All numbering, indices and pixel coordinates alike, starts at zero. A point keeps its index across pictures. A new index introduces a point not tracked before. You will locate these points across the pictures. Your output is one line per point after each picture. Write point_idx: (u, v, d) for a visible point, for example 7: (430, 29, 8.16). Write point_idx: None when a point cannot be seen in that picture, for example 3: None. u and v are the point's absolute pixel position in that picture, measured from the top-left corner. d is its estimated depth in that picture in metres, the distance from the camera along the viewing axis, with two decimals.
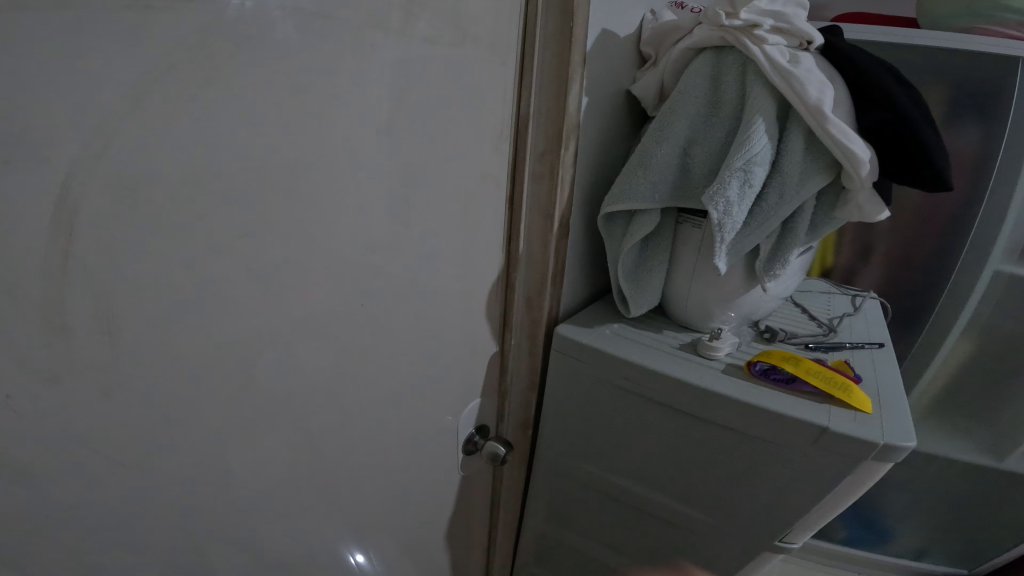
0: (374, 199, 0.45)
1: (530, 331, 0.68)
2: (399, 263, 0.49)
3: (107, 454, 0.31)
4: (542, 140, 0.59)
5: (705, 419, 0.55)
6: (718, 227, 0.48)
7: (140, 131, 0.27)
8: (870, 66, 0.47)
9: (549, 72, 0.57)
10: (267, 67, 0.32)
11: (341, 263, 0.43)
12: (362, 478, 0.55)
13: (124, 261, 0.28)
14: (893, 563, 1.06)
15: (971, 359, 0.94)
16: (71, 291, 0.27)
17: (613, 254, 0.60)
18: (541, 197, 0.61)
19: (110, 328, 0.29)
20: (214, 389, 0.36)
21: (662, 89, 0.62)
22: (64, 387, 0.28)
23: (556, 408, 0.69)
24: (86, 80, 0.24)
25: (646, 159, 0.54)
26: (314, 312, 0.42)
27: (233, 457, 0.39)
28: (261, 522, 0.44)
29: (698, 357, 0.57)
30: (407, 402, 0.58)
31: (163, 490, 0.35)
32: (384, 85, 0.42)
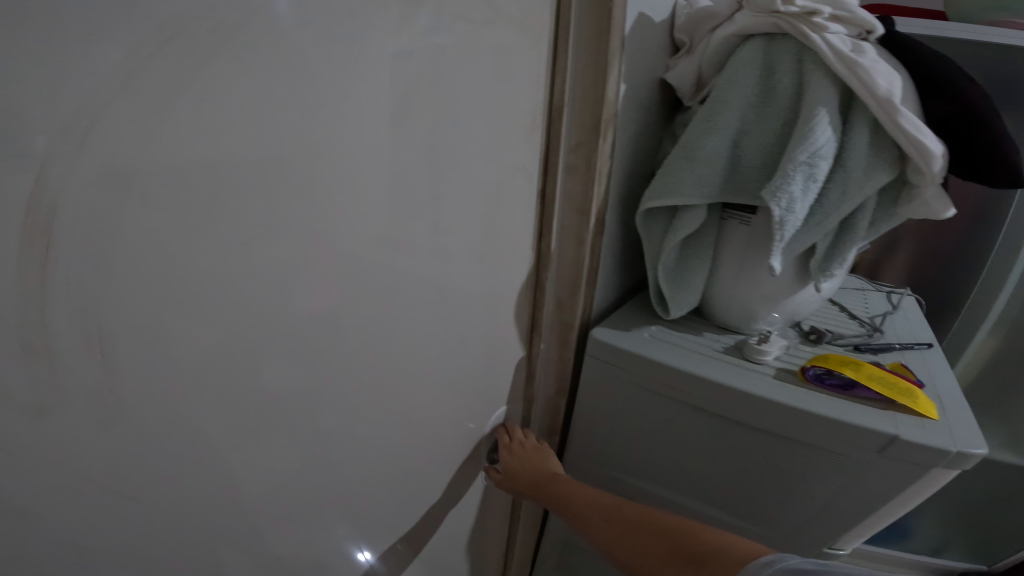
0: (404, 194, 0.41)
1: (561, 334, 0.64)
2: (425, 263, 0.45)
3: (98, 487, 0.27)
4: (576, 131, 0.55)
5: (757, 427, 0.53)
6: (779, 225, 0.45)
7: (133, 114, 0.23)
8: (928, 57, 0.45)
9: (584, 58, 0.52)
10: (280, 42, 0.28)
11: (365, 264, 0.39)
12: (384, 490, 0.51)
13: (117, 267, 0.24)
14: (913, 560, 1.08)
15: (997, 355, 0.96)
16: (53, 305, 0.23)
17: (652, 253, 0.57)
18: (575, 192, 0.57)
19: (101, 345, 0.25)
20: (226, 410, 0.32)
21: (700, 76, 0.58)
22: (49, 418, 0.24)
23: (589, 414, 0.66)
24: (67, 51, 0.20)
25: (693, 150, 0.50)
26: (337, 317, 0.38)
27: (247, 477, 0.36)
28: (281, 545, 0.41)
29: (745, 361, 0.56)
30: (433, 412, 0.54)
31: (170, 521, 0.31)
32: (411, 65, 0.37)
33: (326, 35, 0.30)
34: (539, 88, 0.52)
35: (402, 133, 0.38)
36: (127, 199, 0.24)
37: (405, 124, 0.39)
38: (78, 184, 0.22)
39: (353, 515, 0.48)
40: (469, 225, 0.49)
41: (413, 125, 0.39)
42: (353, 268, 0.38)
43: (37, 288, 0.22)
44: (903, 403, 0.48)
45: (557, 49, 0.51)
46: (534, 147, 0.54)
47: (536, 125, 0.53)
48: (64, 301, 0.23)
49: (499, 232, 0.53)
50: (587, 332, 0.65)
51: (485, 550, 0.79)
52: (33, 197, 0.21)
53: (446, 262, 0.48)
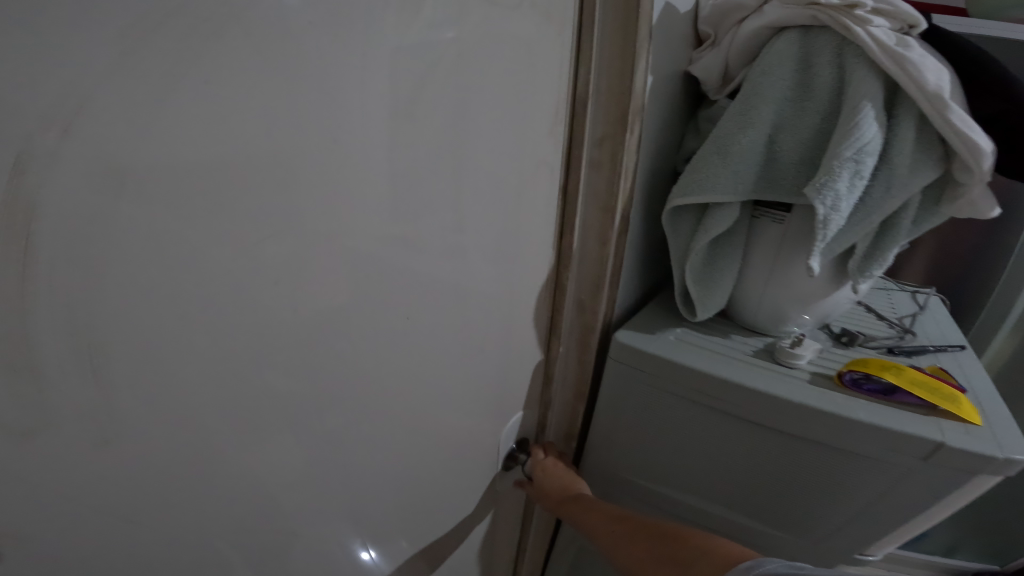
0: (431, 190, 0.38)
1: (581, 338, 0.62)
2: (445, 261, 0.42)
3: (90, 528, 0.23)
4: (601, 124, 0.52)
5: (794, 435, 0.52)
6: (823, 224, 0.43)
7: (127, 95, 0.19)
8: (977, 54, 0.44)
9: (611, 48, 0.49)
10: (292, 18, 0.24)
11: (387, 262, 0.36)
12: (402, 503, 0.48)
13: (114, 276, 0.21)
14: (925, 560, 1.10)
15: (1013, 356, 0.96)
16: (39, 321, 0.19)
17: (679, 253, 0.54)
18: (600, 188, 0.54)
19: (96, 366, 0.21)
20: (239, 428, 0.29)
21: (727, 70, 0.55)
22: (37, 454, 0.20)
23: (612, 418, 0.64)
24: (50, 22, 0.17)
25: (728, 146, 0.47)
26: (352, 321, 0.35)
27: (255, 501, 0.32)
28: (303, 567, 0.38)
29: (778, 366, 0.54)
30: (454, 422, 0.52)
31: (183, 552, 0.28)
32: (437, 50, 0.34)
33: (344, 12, 0.27)
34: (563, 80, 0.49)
35: (424, 123, 0.35)
36: (123, 196, 0.20)
37: (426, 114, 0.35)
38: (67, 180, 0.18)
39: (368, 529, 0.45)
40: (490, 224, 0.46)
41: (434, 115, 0.36)
42: (370, 269, 0.35)
43: (17, 303, 0.18)
44: (947, 408, 0.48)
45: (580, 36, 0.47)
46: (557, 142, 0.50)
47: (561, 119, 0.50)
48: (50, 318, 0.19)
49: (520, 232, 0.50)
50: (608, 336, 0.62)
51: (498, 558, 0.76)
52: (8, 193, 0.17)
53: (465, 262, 0.44)
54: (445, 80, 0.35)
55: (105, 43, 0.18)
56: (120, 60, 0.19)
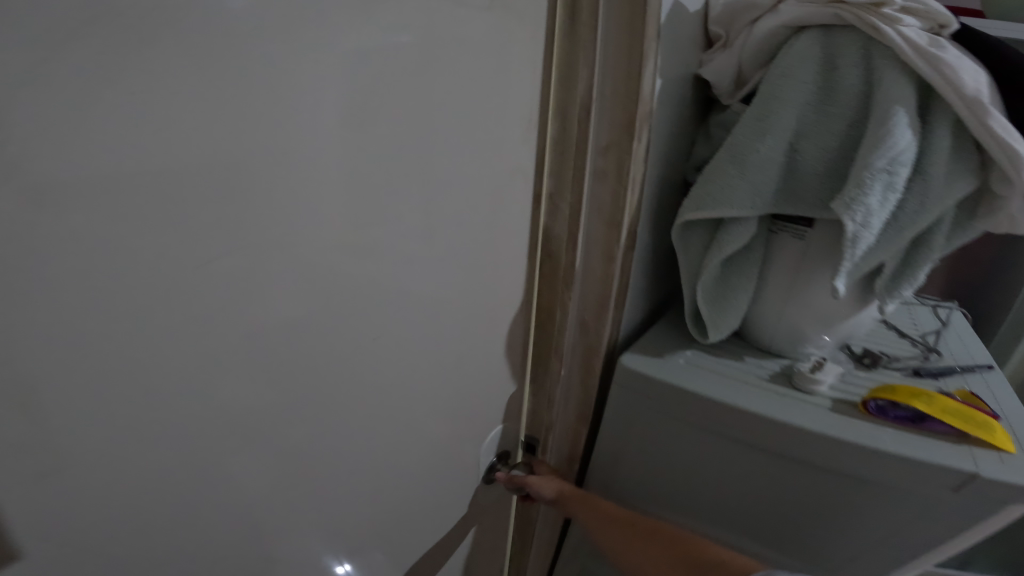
0: (403, 212, 0.34)
1: (585, 360, 0.58)
2: (429, 277, 0.38)
3: None
4: (606, 131, 0.48)
5: (814, 465, 0.48)
6: (852, 241, 0.39)
7: (33, 108, 0.17)
8: (1016, 57, 0.41)
9: (614, 48, 0.45)
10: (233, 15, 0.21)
11: (360, 289, 0.33)
12: (388, 529, 0.46)
13: (27, 313, 0.19)
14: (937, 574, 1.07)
15: None
16: None
17: (690, 270, 0.50)
18: (604, 201, 0.50)
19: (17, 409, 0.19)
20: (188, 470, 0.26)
21: (741, 73, 0.51)
22: None
23: (617, 443, 0.60)
24: None
25: (744, 154, 0.43)
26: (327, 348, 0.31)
27: (204, 544, 0.29)
28: None
29: (796, 391, 0.51)
30: (443, 444, 0.49)
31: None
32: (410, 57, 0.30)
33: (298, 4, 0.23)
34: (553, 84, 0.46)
35: (400, 130, 0.31)
36: (40, 221, 0.18)
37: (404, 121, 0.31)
38: None
39: (346, 560, 0.41)
40: (476, 238, 0.42)
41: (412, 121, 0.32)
42: (342, 289, 0.31)
43: None
44: (981, 438, 0.44)
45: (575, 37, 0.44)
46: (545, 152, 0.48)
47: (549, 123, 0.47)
48: None
49: (497, 251, 0.46)
50: (613, 357, 0.58)
51: None
52: None
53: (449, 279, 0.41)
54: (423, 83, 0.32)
55: (0, 52, 0.16)
56: (24, 71, 0.16)
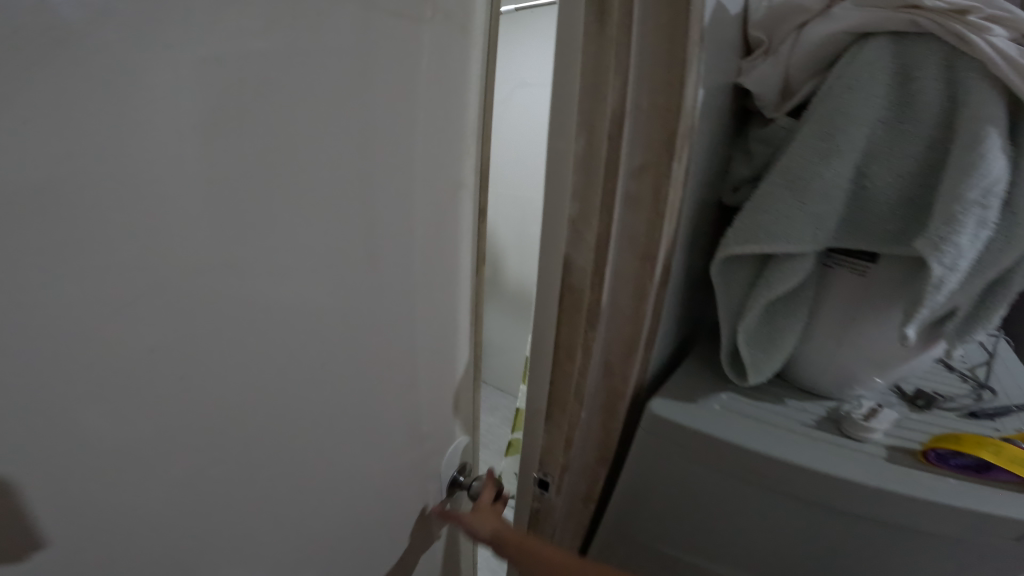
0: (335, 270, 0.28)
1: (608, 402, 0.53)
2: (380, 316, 0.33)
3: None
4: (640, 150, 0.41)
5: (870, 518, 0.43)
6: (936, 287, 0.35)
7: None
8: None
9: (652, 55, 0.39)
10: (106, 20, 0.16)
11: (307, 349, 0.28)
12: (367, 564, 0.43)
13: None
14: None
15: None
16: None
17: (730, 309, 0.45)
18: (637, 232, 0.44)
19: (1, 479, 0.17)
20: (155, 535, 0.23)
21: (788, 83, 0.45)
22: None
23: (638, 489, 0.55)
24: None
25: (802, 180, 0.37)
26: (298, 399, 0.29)
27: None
28: None
29: (844, 438, 0.46)
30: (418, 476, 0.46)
31: None
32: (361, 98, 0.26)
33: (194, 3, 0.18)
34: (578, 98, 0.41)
35: (376, 161, 0.29)
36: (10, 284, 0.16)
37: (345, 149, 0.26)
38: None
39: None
40: (436, 264, 0.37)
41: (349, 145, 0.26)
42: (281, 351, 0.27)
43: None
44: None
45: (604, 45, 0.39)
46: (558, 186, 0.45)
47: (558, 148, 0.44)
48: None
49: (430, 303, 0.38)
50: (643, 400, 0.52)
51: None
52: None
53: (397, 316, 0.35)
54: (358, 100, 0.26)
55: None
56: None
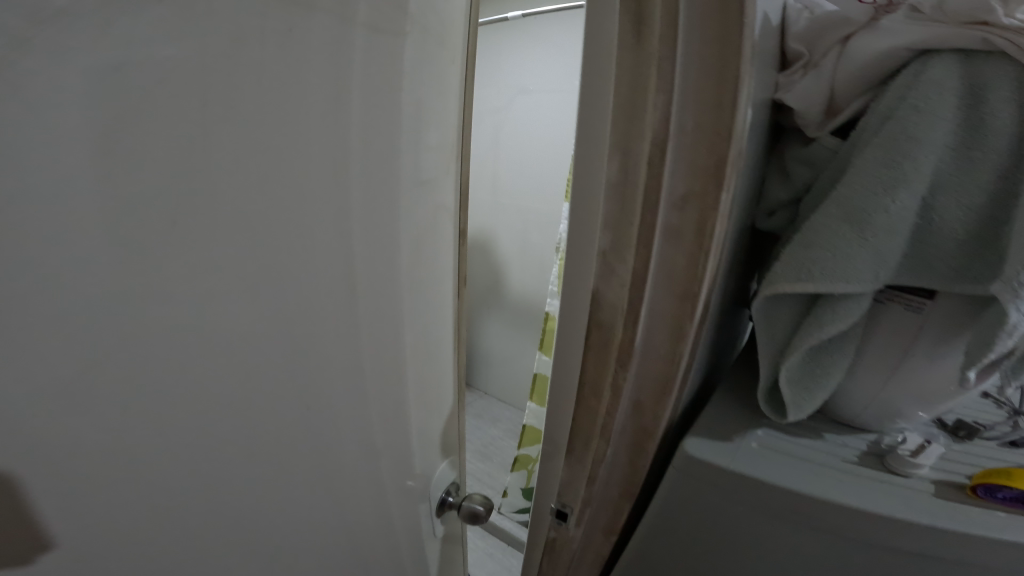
0: (338, 276, 0.31)
1: (636, 440, 0.50)
2: (334, 330, 0.32)
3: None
4: (683, 178, 0.37)
5: (931, 556, 0.39)
6: (1009, 331, 0.33)
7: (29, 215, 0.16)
8: None
9: (699, 73, 0.35)
10: (26, 55, 0.15)
11: (309, 357, 0.31)
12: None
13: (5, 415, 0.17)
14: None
15: None
16: None
17: (773, 346, 0.41)
18: (676, 267, 0.39)
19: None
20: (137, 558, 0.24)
21: (832, 101, 0.42)
22: None
23: (665, 528, 0.51)
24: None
25: (864, 211, 0.34)
26: (294, 410, 0.31)
27: None
28: None
29: (891, 473, 0.42)
30: (394, 494, 0.46)
31: None
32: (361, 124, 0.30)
33: (116, 15, 0.17)
34: (612, 119, 0.37)
35: (376, 178, 0.32)
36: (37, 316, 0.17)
37: (283, 165, 0.25)
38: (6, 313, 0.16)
39: None
40: (397, 275, 0.38)
41: (352, 169, 0.30)
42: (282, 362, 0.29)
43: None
44: None
45: (642, 61, 0.35)
46: (587, 216, 0.42)
47: (590, 173, 0.40)
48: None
49: (421, 304, 0.43)
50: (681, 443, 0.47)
51: None
52: None
53: (353, 329, 0.34)
54: (364, 133, 0.30)
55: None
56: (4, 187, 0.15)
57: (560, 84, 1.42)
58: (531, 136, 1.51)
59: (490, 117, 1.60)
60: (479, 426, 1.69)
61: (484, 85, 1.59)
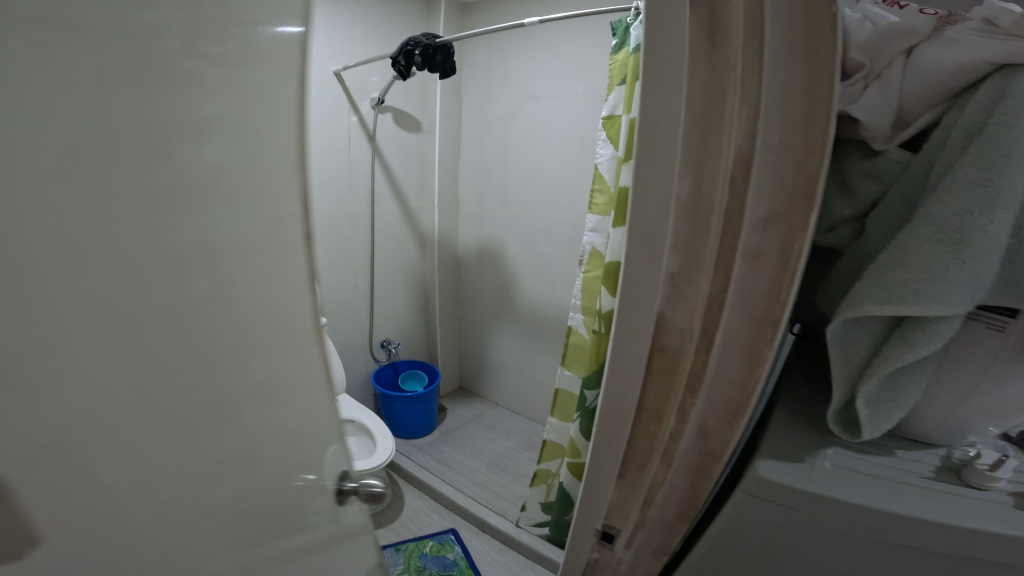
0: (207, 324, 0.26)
1: (698, 463, 0.48)
2: (189, 404, 0.26)
3: None
4: (767, 199, 0.35)
5: (1014, 566, 0.38)
6: None
7: None
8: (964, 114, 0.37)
9: (785, 88, 0.33)
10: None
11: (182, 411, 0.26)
12: None
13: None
14: None
15: None
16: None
17: (850, 365, 0.40)
18: (756, 291, 0.38)
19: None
20: None
21: (899, 112, 0.41)
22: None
23: (730, 553, 0.49)
24: None
25: (960, 233, 0.33)
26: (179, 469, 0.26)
27: None
28: None
29: (969, 489, 0.42)
30: None
31: None
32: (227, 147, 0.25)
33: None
34: (683, 136, 0.36)
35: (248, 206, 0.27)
36: None
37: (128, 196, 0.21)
38: None
39: None
40: None
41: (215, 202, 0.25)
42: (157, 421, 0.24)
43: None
44: None
45: (720, 72, 0.33)
46: (653, 237, 0.40)
47: (656, 192, 0.39)
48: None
49: None
50: (761, 469, 0.44)
51: None
52: None
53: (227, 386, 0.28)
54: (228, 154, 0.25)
55: None
56: None
57: (562, 91, 1.41)
58: (537, 143, 1.52)
59: (496, 125, 1.62)
60: (492, 436, 1.75)
61: (492, 94, 1.60)
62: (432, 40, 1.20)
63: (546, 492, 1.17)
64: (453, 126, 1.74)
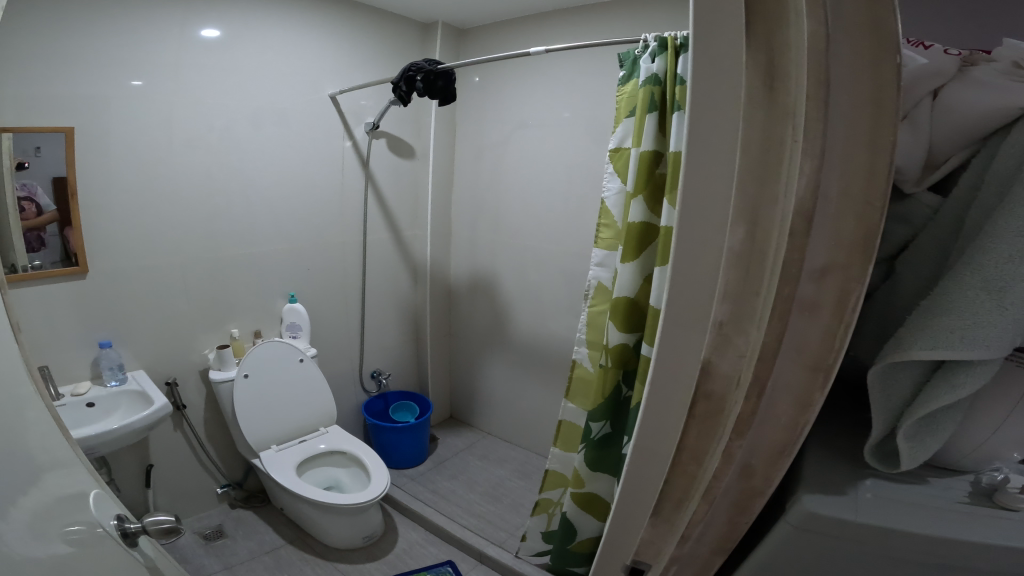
0: None
1: (738, 501, 0.48)
2: None
3: None
4: (825, 251, 0.36)
5: None
6: None
7: None
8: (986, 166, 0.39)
9: (847, 142, 0.33)
10: None
11: None
12: None
13: None
14: None
15: None
16: None
17: (891, 403, 0.42)
18: (809, 337, 0.38)
19: None
20: None
21: (930, 154, 0.43)
22: None
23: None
24: None
25: (1003, 281, 0.34)
26: None
27: None
28: None
29: (1003, 510, 0.43)
30: None
31: None
32: None
33: None
34: (741, 182, 0.36)
35: None
36: None
37: None
38: None
39: None
40: None
41: None
42: None
43: None
44: None
45: (780, 117, 0.33)
46: (701, 279, 0.40)
47: (708, 234, 0.38)
48: None
49: None
50: (803, 499, 0.45)
51: None
52: None
53: None
54: None
55: None
56: None
57: (554, 122, 1.44)
58: (528, 171, 1.54)
59: (489, 154, 1.64)
60: (484, 465, 1.72)
61: (486, 122, 1.62)
62: (432, 65, 1.19)
63: (547, 521, 1.15)
64: (444, 154, 1.73)
